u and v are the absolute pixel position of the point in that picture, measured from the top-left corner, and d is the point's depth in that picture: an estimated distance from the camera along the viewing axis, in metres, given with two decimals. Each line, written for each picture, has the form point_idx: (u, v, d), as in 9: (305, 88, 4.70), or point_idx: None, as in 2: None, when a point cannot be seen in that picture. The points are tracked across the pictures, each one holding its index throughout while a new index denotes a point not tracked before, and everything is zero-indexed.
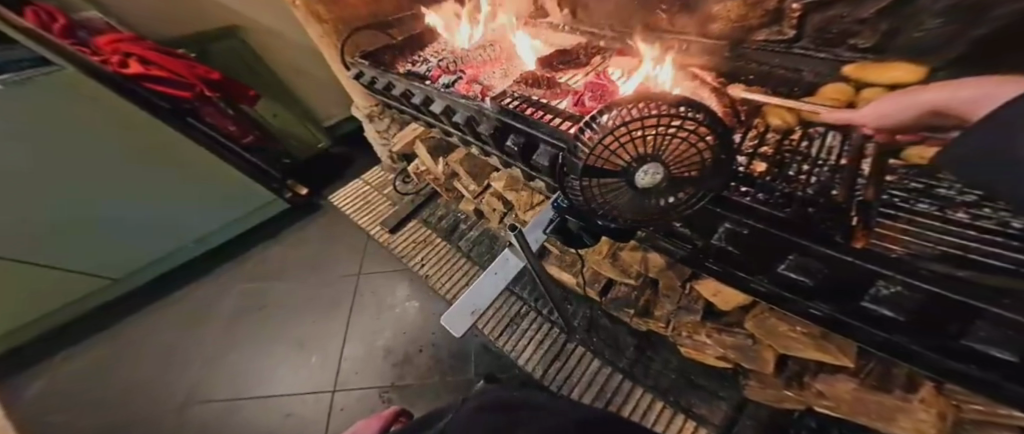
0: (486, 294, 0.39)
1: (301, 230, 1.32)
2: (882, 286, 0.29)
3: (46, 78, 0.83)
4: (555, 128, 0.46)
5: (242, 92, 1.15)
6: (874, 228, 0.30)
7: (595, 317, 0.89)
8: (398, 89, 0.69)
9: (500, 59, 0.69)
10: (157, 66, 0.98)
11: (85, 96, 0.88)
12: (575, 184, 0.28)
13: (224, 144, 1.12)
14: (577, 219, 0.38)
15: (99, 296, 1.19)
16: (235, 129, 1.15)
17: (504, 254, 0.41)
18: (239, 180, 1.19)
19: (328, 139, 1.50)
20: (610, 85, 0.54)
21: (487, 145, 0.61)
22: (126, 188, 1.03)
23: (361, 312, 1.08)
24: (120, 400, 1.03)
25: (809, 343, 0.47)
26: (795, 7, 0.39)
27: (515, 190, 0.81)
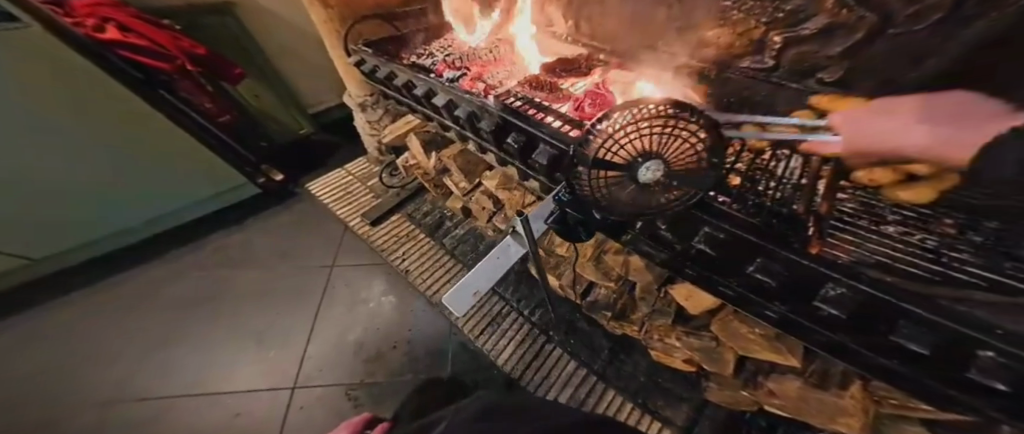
0: (489, 276, 0.37)
1: (273, 214, 1.25)
2: (830, 288, 0.33)
3: (8, 35, 0.74)
4: (553, 128, 0.50)
5: (227, 71, 1.06)
6: (827, 238, 0.35)
7: (574, 320, 0.92)
8: (400, 80, 0.70)
9: (503, 60, 0.73)
10: (137, 34, 0.90)
11: (45, 56, 0.79)
12: (584, 179, 0.32)
13: (199, 120, 1.05)
14: (576, 213, 0.40)
15: (27, 271, 1.06)
16: (212, 106, 1.08)
17: (504, 240, 0.39)
18: (208, 159, 1.11)
19: (312, 125, 1.46)
20: (608, 95, 0.57)
21: (485, 141, 0.64)
22: (76, 155, 0.93)
23: (332, 305, 1.03)
24: (30, 395, 0.90)
25: (766, 345, 0.52)
26: (776, 40, 0.43)
27: (507, 189, 0.85)
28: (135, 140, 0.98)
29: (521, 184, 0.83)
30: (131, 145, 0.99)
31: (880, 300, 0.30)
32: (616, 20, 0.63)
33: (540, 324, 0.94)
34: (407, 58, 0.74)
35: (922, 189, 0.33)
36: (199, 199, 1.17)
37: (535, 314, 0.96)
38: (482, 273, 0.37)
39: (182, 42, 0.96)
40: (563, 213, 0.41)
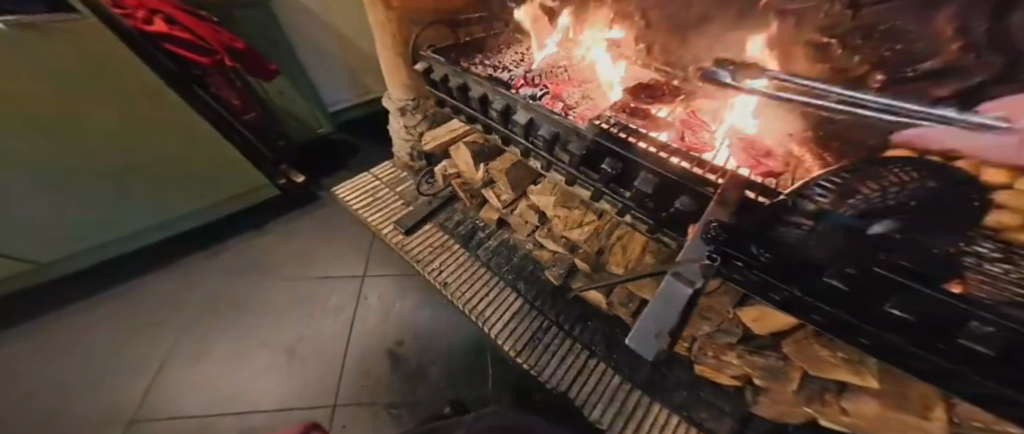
0: (666, 317, 0.38)
1: (297, 221, 1.21)
2: (976, 326, 0.27)
3: (64, 27, 0.70)
4: (658, 158, 0.49)
5: (262, 70, 1.04)
6: (969, 272, 0.28)
7: (615, 335, 0.91)
8: (477, 92, 0.71)
9: (577, 79, 0.74)
10: (181, 27, 0.87)
11: (89, 47, 0.74)
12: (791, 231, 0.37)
13: (226, 115, 1.01)
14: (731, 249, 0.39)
15: (26, 279, 0.96)
16: (239, 103, 1.05)
17: (665, 278, 0.39)
18: (233, 159, 1.05)
19: (330, 125, 1.42)
20: (698, 122, 0.59)
21: (559, 161, 0.65)
22: (91, 152, 0.85)
23: (367, 316, 1.00)
24: (31, 418, 0.81)
25: (846, 369, 0.54)
26: (878, 79, 0.44)
27: (566, 207, 0.87)
28: (160, 138, 0.91)
29: (581, 203, 0.87)
30: (153, 144, 0.92)
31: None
32: (684, 50, 0.68)
33: (583, 340, 0.92)
34: (483, 69, 0.74)
35: None
36: (217, 202, 1.10)
37: (577, 328, 0.94)
38: (658, 312, 0.38)
39: (223, 37, 0.95)
40: (716, 245, 0.38)
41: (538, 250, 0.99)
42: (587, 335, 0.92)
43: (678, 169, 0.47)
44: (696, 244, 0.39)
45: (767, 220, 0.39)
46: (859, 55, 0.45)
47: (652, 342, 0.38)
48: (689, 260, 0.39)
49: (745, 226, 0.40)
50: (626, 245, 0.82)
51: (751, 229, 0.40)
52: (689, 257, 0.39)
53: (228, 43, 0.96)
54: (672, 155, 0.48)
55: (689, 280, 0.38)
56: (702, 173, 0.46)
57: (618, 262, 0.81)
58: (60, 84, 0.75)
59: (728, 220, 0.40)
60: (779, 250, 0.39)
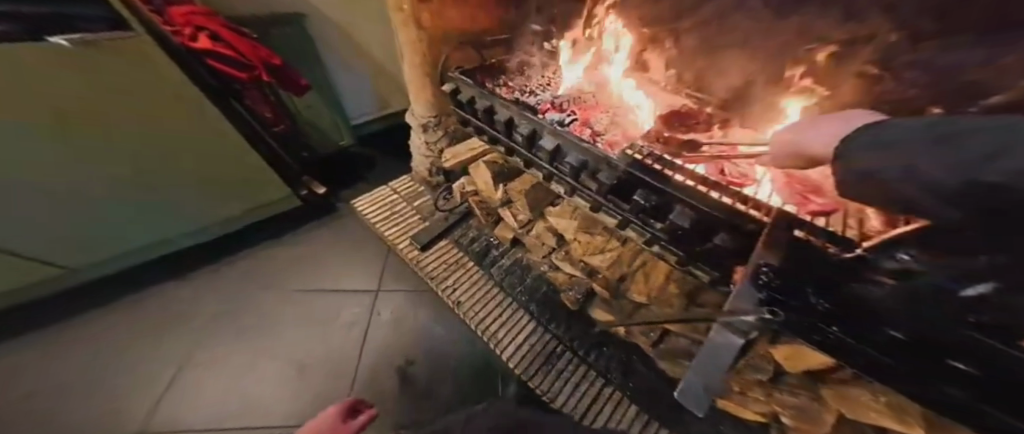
0: (716, 363, 0.42)
1: (315, 232, 1.21)
2: None
3: (119, 44, 0.76)
4: (697, 192, 0.49)
5: (295, 84, 1.06)
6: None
7: (631, 362, 0.85)
8: (501, 115, 0.72)
9: (604, 104, 0.76)
10: (224, 43, 0.90)
11: (144, 63, 0.81)
12: (855, 287, 0.35)
13: (259, 127, 1.04)
14: (779, 295, 0.39)
15: (60, 282, 1.00)
16: (271, 116, 1.08)
17: (716, 326, 0.43)
18: (260, 171, 1.07)
19: (352, 138, 1.44)
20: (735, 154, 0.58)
21: (585, 187, 0.67)
22: (138, 160, 0.91)
23: (379, 331, 0.98)
24: (57, 418, 0.83)
25: (889, 416, 0.49)
26: None
27: (588, 233, 0.85)
28: (193, 148, 0.95)
29: (604, 229, 0.84)
30: (184, 153, 0.95)
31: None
32: (719, 78, 0.68)
33: (598, 367, 0.87)
34: (512, 93, 0.76)
35: None
36: (242, 212, 1.12)
37: (592, 354, 0.89)
38: (710, 357, 0.42)
39: (263, 53, 0.97)
40: (768, 291, 0.39)
41: (553, 272, 0.95)
42: (602, 362, 0.87)
43: (718, 204, 0.47)
44: (746, 292, 0.40)
45: (830, 269, 0.37)
46: (914, 88, 0.43)
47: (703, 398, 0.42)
48: (739, 310, 0.40)
49: (800, 274, 0.38)
50: (648, 273, 0.79)
51: (804, 276, 0.38)
52: (738, 308, 0.40)
53: (266, 59, 0.98)
54: (711, 188, 0.48)
55: (741, 329, 0.41)
56: (743, 208, 0.46)
57: (640, 291, 0.78)
58: (117, 95, 0.82)
59: (778, 263, 0.39)
60: (841, 300, 0.37)
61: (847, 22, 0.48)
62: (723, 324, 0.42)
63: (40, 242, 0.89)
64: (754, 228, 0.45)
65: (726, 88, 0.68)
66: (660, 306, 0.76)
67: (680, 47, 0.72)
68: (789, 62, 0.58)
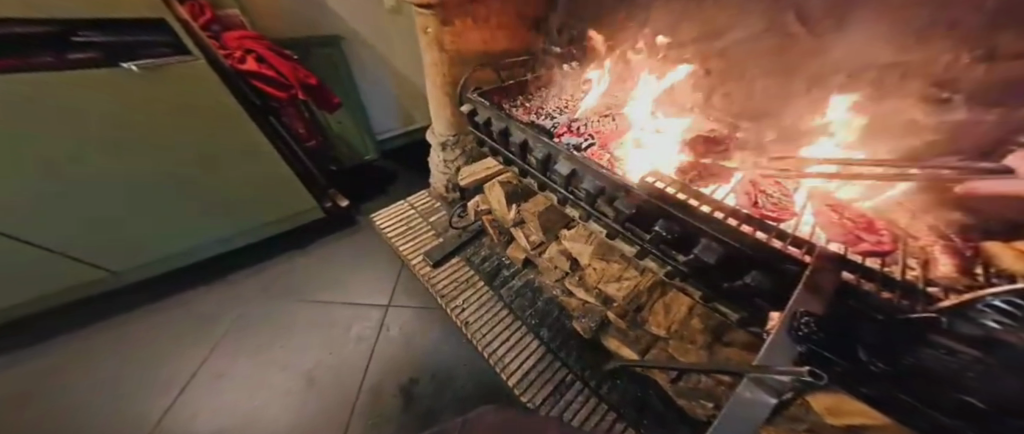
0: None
1: (336, 243, 1.25)
2: None
3: (177, 67, 0.81)
4: (725, 225, 0.45)
5: (327, 102, 1.14)
6: None
7: (648, 398, 0.78)
8: (517, 137, 0.71)
9: (623, 127, 0.73)
10: (268, 64, 0.98)
11: (196, 86, 0.85)
12: (924, 353, 0.27)
13: (291, 141, 1.11)
14: (829, 349, 0.32)
15: (98, 285, 1.05)
16: (304, 131, 1.14)
17: (741, 383, 0.29)
18: (290, 185, 1.13)
19: (376, 152, 1.50)
20: (774, 183, 0.53)
21: (602, 214, 0.64)
22: (180, 174, 0.96)
23: (388, 349, 0.97)
24: (73, 423, 0.83)
25: None
26: None
27: (602, 259, 0.81)
28: (231, 162, 1.00)
29: (620, 255, 0.81)
30: (220, 166, 0.99)
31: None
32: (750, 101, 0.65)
33: (610, 399, 0.80)
34: (526, 116, 0.77)
35: None
36: (269, 222, 1.17)
37: (604, 385, 0.82)
38: (732, 428, 0.25)
39: (301, 74, 1.05)
40: (808, 344, 0.31)
41: (565, 297, 0.91)
42: (614, 395, 0.80)
43: (748, 239, 0.44)
44: (780, 342, 0.30)
45: (891, 330, 0.32)
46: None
47: None
48: (775, 363, 0.28)
49: (838, 329, 0.33)
50: (668, 304, 0.74)
51: (843, 332, 0.33)
52: (771, 361, 0.28)
53: (303, 79, 1.06)
54: (741, 221, 0.45)
55: (776, 388, 0.27)
56: (780, 246, 0.41)
57: (659, 323, 0.72)
58: (168, 114, 0.86)
59: (821, 312, 0.32)
60: (901, 363, 0.29)
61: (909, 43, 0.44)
62: (751, 378, 0.29)
63: (86, 246, 0.95)
64: (794, 268, 0.40)
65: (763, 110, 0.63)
66: (680, 342, 0.69)
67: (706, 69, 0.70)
68: (833, 84, 0.53)
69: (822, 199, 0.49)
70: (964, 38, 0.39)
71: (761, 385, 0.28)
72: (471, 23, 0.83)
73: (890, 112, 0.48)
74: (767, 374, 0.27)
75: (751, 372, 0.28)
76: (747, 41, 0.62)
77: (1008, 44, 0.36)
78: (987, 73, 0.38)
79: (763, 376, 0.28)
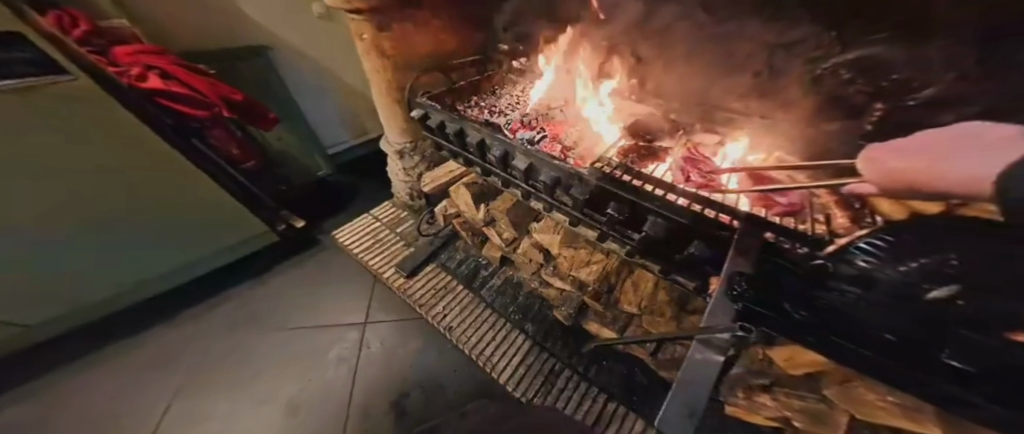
0: (699, 399, 0.31)
1: (295, 267, 1.19)
2: None
3: (54, 88, 0.71)
4: (666, 201, 0.51)
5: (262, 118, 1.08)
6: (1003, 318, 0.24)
7: (632, 375, 0.83)
8: (474, 138, 0.71)
9: (572, 120, 0.78)
10: (175, 80, 0.90)
11: (90, 107, 0.76)
12: (829, 296, 0.33)
13: (221, 162, 1.02)
14: (759, 305, 0.34)
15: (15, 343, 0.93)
16: (238, 152, 1.06)
17: (693, 346, 0.35)
18: (232, 209, 1.05)
19: (330, 167, 1.43)
20: (705, 159, 0.61)
21: (563, 204, 0.67)
22: (105, 211, 0.88)
23: (371, 364, 0.95)
24: None
25: (899, 414, 0.48)
26: (878, 108, 0.45)
27: (571, 247, 0.85)
28: (166, 192, 0.93)
29: (587, 241, 0.84)
30: (153, 199, 0.92)
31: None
32: (675, 85, 0.70)
33: (599, 382, 0.84)
34: (481, 116, 0.77)
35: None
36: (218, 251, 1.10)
37: (592, 370, 0.86)
38: (689, 389, 0.32)
39: (222, 90, 0.98)
40: (744, 302, 0.34)
41: (545, 288, 0.94)
42: (602, 377, 0.84)
43: (688, 211, 0.49)
44: (720, 306, 0.36)
45: (807, 281, 0.36)
46: (855, 85, 0.47)
47: (681, 422, 0.29)
48: (717, 325, 0.34)
49: (781, 288, 0.35)
50: (636, 282, 0.80)
51: (774, 286, 0.35)
52: (714, 323, 0.34)
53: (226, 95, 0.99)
54: (678, 196, 0.50)
55: (720, 347, 0.33)
56: (715, 216, 0.47)
57: (630, 301, 0.78)
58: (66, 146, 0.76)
59: (749, 270, 0.38)
60: (817, 304, 0.33)
61: (787, 27, 0.52)
62: (700, 339, 0.34)
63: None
64: (728, 235, 0.47)
65: (689, 91, 0.68)
66: (651, 316, 0.75)
67: (637, 57, 0.74)
68: (737, 67, 0.60)
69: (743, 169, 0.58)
70: (828, 22, 0.48)
71: (708, 344, 0.34)
72: (412, 27, 0.81)
73: (784, 88, 0.56)
74: (712, 335, 0.33)
75: (699, 335, 0.34)
76: (669, 28, 0.67)
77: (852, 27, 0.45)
78: (845, 52, 0.47)
79: (709, 336, 0.34)
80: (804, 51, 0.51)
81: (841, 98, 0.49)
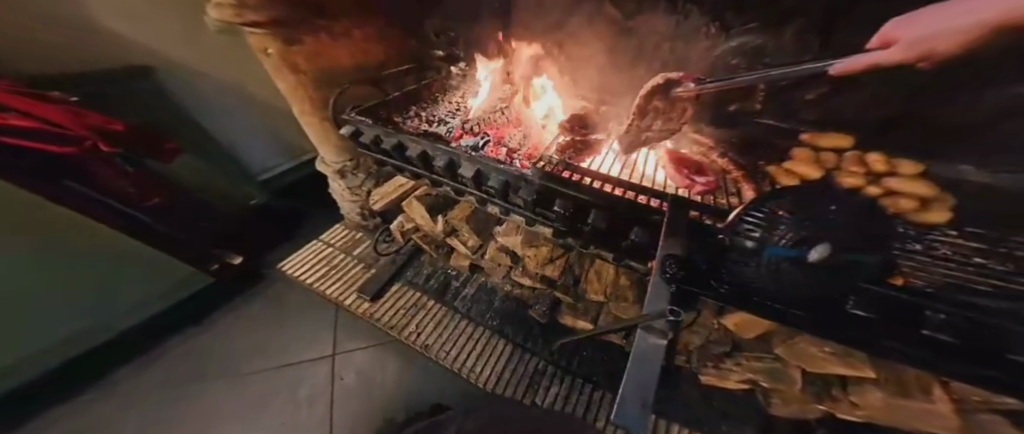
0: (647, 386, 0.28)
1: (247, 302, 1.15)
2: (934, 313, 0.33)
3: None
4: (603, 192, 0.52)
5: (156, 149, 0.98)
6: (903, 270, 0.39)
7: (613, 359, 0.85)
8: (414, 152, 0.66)
9: (516, 121, 0.81)
10: (13, 111, 0.71)
11: None
12: (755, 268, 0.38)
13: (118, 205, 0.89)
14: (693, 286, 0.36)
15: None
16: (136, 190, 0.93)
17: (636, 334, 0.33)
18: (149, 253, 1.02)
19: (262, 195, 1.32)
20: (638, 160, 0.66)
21: (515, 206, 0.64)
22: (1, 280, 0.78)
23: (347, 395, 0.90)
24: None
25: (838, 361, 0.56)
26: (762, 87, 0.56)
27: (533, 246, 0.82)
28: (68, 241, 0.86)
29: (546, 238, 0.82)
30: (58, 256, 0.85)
31: (982, 322, 0.31)
32: (602, 78, 0.80)
33: (581, 372, 0.85)
34: (417, 127, 0.72)
35: (894, 202, 0.44)
36: (154, 295, 1.06)
37: (573, 361, 0.87)
38: (636, 377, 0.29)
39: (91, 120, 0.83)
40: (677, 283, 0.36)
41: (517, 289, 0.94)
42: (583, 367, 0.86)
43: (626, 202, 0.51)
44: (658, 289, 0.35)
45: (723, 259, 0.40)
46: (741, 68, 0.61)
47: (637, 414, 0.25)
48: (655, 311, 0.33)
49: (706, 266, 0.38)
50: (599, 271, 0.81)
51: (705, 267, 0.38)
52: (652, 309, 0.33)
53: (99, 125, 0.85)
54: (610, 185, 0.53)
55: (663, 330, 0.32)
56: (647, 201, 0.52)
57: (596, 290, 0.78)
58: None
59: (679, 250, 0.40)
60: (748, 283, 0.38)
61: (681, 20, 0.63)
62: (643, 326, 0.32)
63: None
64: (658, 217, 0.49)
65: (616, 82, 0.79)
66: (615, 302, 0.76)
67: (566, 55, 0.81)
68: (650, 57, 0.71)
69: (670, 155, 0.68)
70: (711, 15, 0.60)
71: (651, 330, 0.33)
72: (327, 39, 0.73)
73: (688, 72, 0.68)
74: (651, 321, 0.32)
75: (641, 321, 0.32)
76: (591, 26, 0.75)
77: (729, 19, 0.58)
78: (730, 41, 0.60)
79: (651, 322, 0.32)
80: (698, 41, 0.64)
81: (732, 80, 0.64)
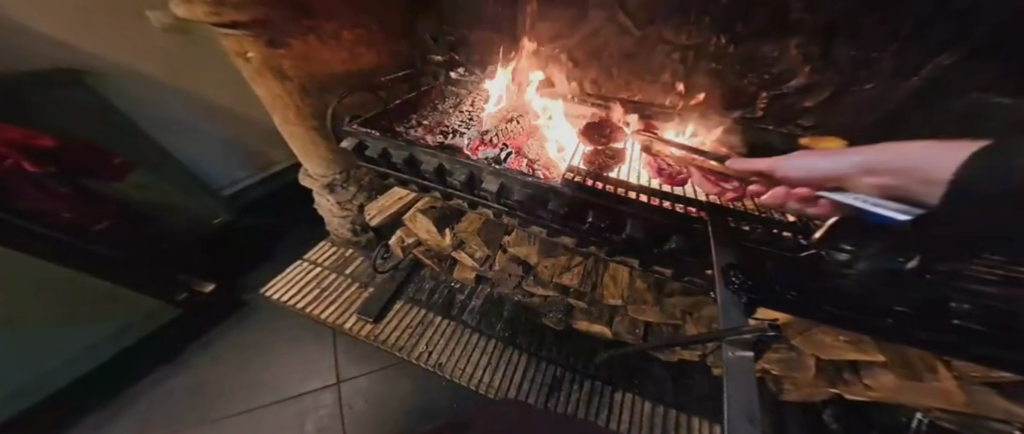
0: (751, 403, 0.26)
1: (223, 336, 1.02)
2: (962, 306, 0.35)
3: None
4: (639, 203, 0.51)
5: (103, 166, 0.84)
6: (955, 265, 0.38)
7: (629, 360, 0.86)
8: (428, 164, 0.61)
9: (530, 131, 0.78)
10: None
11: None
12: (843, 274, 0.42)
13: (56, 235, 0.72)
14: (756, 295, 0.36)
15: None
16: (74, 214, 0.77)
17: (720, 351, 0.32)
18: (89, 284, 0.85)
19: (227, 212, 1.16)
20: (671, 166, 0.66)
21: (540, 218, 0.61)
22: None
23: (359, 424, 0.83)
24: None
25: (852, 347, 0.61)
26: (764, 95, 0.65)
27: (550, 256, 0.82)
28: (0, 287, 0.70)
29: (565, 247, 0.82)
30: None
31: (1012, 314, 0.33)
32: (611, 83, 0.79)
33: (601, 376, 0.85)
34: (431, 138, 0.68)
35: None
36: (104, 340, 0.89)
37: (590, 365, 0.87)
38: (738, 397, 0.26)
39: (9, 133, 0.67)
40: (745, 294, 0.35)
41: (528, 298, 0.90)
42: (602, 370, 0.85)
43: (661, 210, 0.50)
44: (729, 301, 0.34)
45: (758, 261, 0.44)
46: (748, 78, 0.65)
47: (749, 428, 0.24)
48: (736, 322, 0.32)
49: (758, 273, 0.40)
50: (614, 276, 0.80)
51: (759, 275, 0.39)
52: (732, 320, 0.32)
53: (19, 139, 0.68)
54: (639, 194, 0.52)
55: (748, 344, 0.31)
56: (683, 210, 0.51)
57: (613, 295, 0.78)
58: None
59: (733, 259, 0.40)
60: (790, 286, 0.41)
61: (693, 29, 0.65)
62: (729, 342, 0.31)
63: None
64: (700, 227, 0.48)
65: (623, 88, 0.79)
66: (633, 305, 0.76)
67: (574, 61, 0.80)
68: (659, 64, 0.72)
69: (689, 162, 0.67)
70: (721, 25, 0.62)
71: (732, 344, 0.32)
72: (316, 42, 0.66)
73: (696, 78, 0.70)
74: (739, 334, 0.30)
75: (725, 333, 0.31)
76: (601, 32, 0.74)
77: (738, 28, 0.60)
78: (737, 49, 0.62)
79: (737, 336, 0.31)
80: (708, 50, 0.66)
81: (738, 88, 0.67)
